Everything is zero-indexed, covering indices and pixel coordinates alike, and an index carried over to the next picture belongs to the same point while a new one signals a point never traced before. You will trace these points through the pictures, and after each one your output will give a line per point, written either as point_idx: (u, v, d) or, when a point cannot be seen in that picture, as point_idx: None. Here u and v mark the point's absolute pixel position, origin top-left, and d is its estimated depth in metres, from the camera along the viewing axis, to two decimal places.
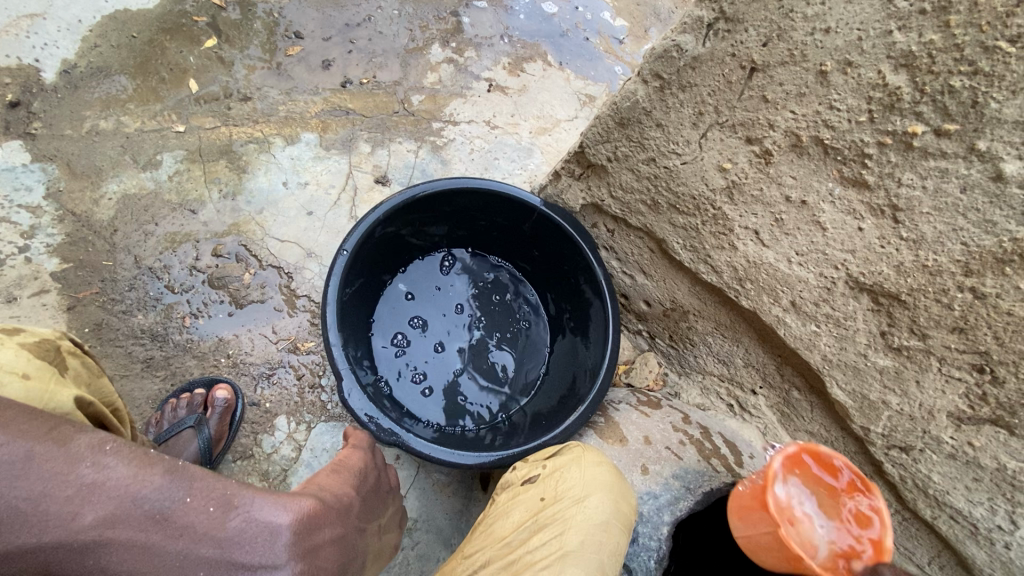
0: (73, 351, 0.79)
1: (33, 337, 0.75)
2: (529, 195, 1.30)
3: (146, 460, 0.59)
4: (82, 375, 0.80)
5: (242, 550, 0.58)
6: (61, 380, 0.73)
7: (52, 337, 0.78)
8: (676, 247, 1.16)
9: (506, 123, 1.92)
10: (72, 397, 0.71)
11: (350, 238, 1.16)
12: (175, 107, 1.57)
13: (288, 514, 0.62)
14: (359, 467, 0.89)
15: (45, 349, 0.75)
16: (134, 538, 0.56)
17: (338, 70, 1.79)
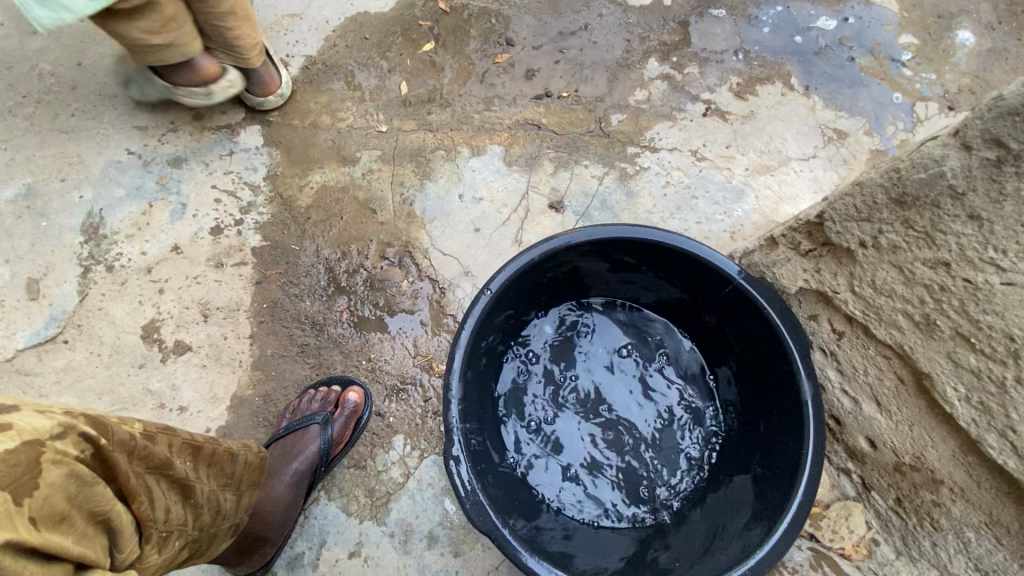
0: (60, 458, 0.54)
1: (1, 446, 0.50)
2: (727, 261, 1.01)
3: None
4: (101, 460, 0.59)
5: None
6: (7, 516, 0.49)
7: (38, 434, 0.53)
8: (948, 392, 0.75)
9: (718, 156, 1.59)
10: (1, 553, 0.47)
11: (498, 277, 1.02)
12: (383, 107, 1.62)
13: None
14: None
15: (8, 467, 0.50)
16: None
17: (541, 82, 1.67)
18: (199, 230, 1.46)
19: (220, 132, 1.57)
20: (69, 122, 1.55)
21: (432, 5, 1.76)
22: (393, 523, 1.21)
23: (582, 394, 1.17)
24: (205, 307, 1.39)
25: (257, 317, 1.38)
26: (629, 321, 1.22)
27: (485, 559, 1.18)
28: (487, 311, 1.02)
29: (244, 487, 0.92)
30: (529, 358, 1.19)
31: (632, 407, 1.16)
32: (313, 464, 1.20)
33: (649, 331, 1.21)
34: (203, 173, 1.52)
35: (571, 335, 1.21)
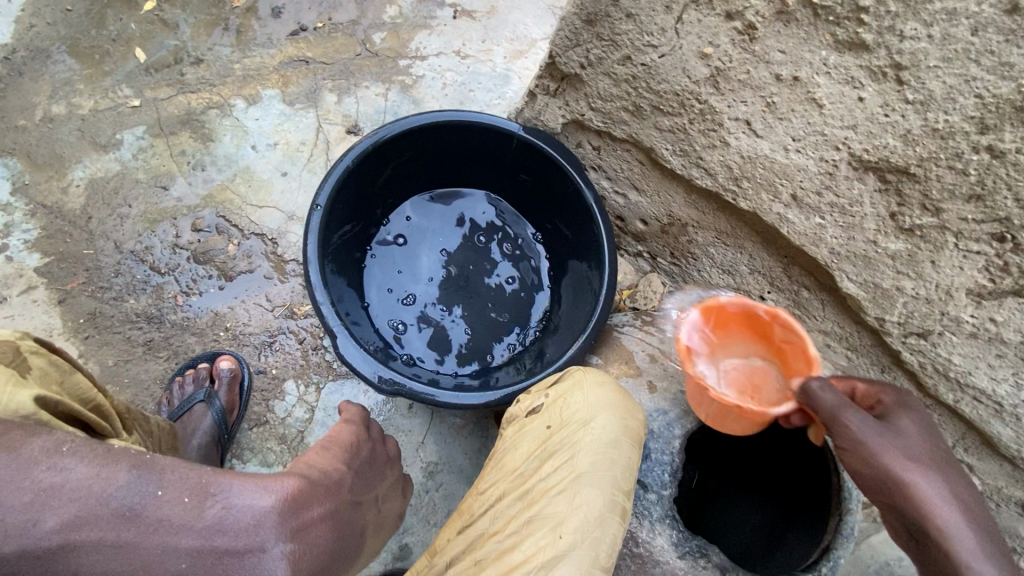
0: (34, 351, 0.69)
1: None
2: (505, 121, 1.21)
3: (109, 460, 0.55)
4: (47, 376, 0.69)
5: (225, 539, 0.56)
6: (22, 380, 0.64)
7: (9, 337, 0.67)
8: (665, 154, 1.08)
9: (478, 51, 1.79)
10: (36, 398, 0.62)
11: (322, 192, 1.11)
12: (126, 80, 1.48)
13: (270, 497, 0.59)
14: (352, 441, 0.81)
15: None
16: (104, 538, 0.53)
17: (291, 18, 1.66)
18: None
19: None
20: None
21: None
22: None
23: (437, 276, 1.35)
24: None
25: (79, 334, 1.26)
26: (453, 205, 1.41)
27: (411, 441, 1.34)
28: (324, 225, 1.11)
29: (167, 447, 1.00)
30: (382, 264, 1.34)
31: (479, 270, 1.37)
32: (214, 437, 1.22)
33: (472, 207, 1.41)
34: None
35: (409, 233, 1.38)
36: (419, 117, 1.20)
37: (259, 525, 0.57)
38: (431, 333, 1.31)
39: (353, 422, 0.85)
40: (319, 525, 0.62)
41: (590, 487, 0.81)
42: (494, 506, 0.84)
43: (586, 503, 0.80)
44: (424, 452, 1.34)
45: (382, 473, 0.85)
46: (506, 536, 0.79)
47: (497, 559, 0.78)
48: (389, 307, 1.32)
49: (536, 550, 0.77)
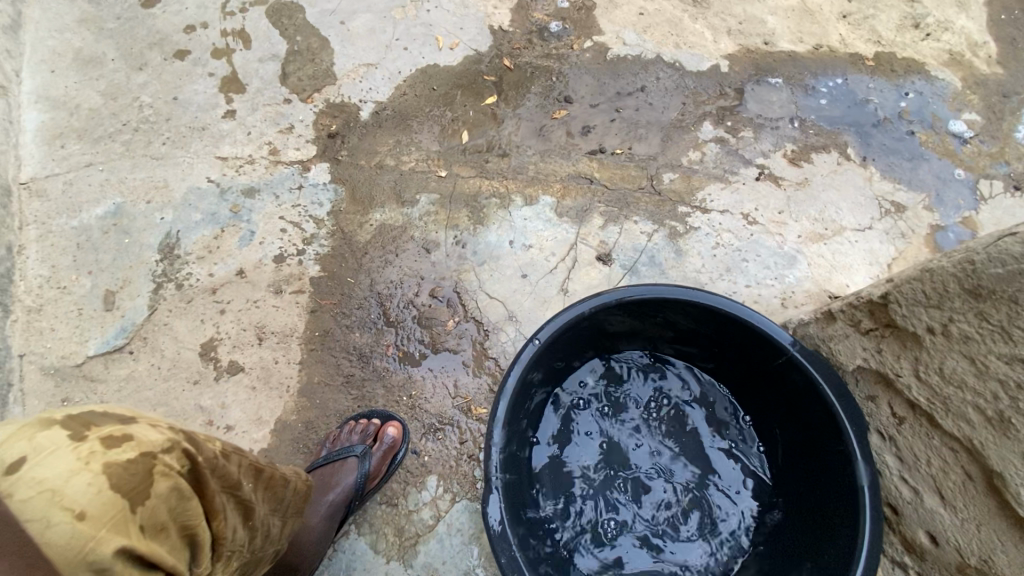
0: (166, 471, 0.68)
1: (124, 454, 0.66)
2: (781, 331, 1.01)
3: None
4: (165, 501, 0.68)
5: None
6: (124, 519, 0.63)
7: (152, 452, 0.68)
8: (1022, 497, 0.71)
9: (770, 222, 1.59)
10: (116, 552, 0.61)
11: (546, 328, 1.03)
12: (444, 153, 1.71)
13: None
14: None
15: (128, 476, 0.65)
16: None
17: (596, 139, 1.73)
18: (263, 257, 1.55)
19: (292, 167, 1.68)
20: (160, 150, 1.69)
21: (497, 61, 1.85)
22: (418, 566, 1.21)
23: (620, 449, 1.16)
24: (260, 330, 1.46)
25: (308, 344, 1.44)
26: (671, 379, 1.21)
27: None
28: (532, 361, 1.02)
29: (290, 513, 0.96)
30: (569, 409, 1.19)
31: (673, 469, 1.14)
32: (347, 497, 1.21)
33: (691, 391, 1.20)
34: (273, 205, 1.62)
35: (613, 385, 1.21)
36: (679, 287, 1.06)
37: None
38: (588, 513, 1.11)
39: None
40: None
41: None
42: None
43: None
44: None
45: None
46: None
47: None
48: (557, 460, 1.15)
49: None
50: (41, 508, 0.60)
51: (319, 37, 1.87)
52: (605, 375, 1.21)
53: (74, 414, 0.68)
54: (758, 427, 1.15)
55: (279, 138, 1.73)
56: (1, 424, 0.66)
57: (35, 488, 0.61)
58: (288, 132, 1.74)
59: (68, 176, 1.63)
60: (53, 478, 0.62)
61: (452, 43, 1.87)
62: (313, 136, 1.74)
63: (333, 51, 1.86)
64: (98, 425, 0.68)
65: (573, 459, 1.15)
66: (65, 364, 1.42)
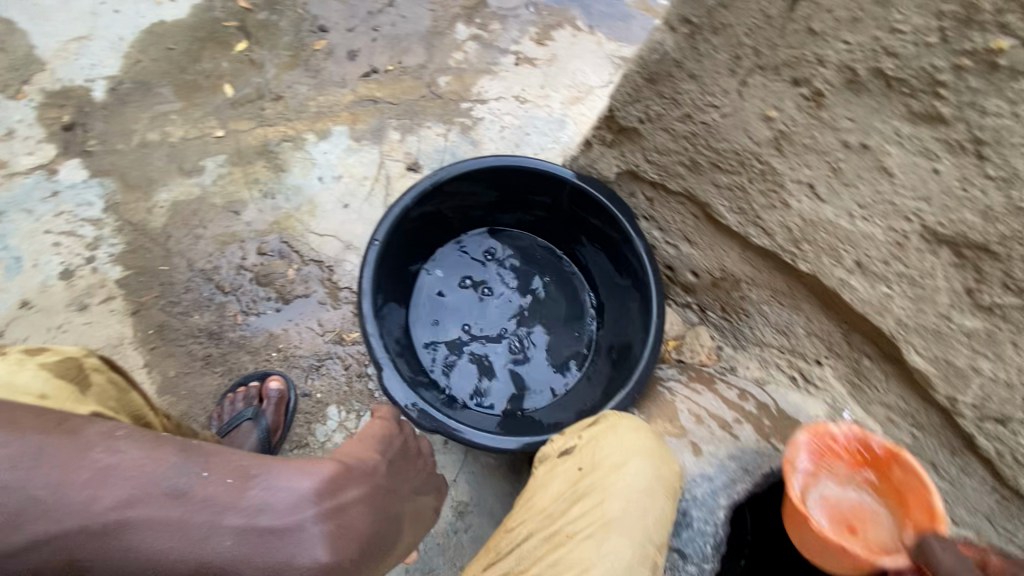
0: None
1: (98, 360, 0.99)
2: (559, 168, 1.25)
3: (155, 444, 0.59)
4: None
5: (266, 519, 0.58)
6: None
7: None
8: (721, 210, 1.07)
9: (537, 97, 1.85)
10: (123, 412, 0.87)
11: (380, 228, 1.16)
12: (213, 113, 1.61)
13: (309, 480, 0.61)
14: (381, 434, 0.84)
15: None
16: (155, 518, 0.55)
17: (365, 61, 1.78)
18: (46, 279, 1.37)
19: (34, 174, 1.46)
20: None
21: (232, 4, 1.74)
22: None
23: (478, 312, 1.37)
24: (81, 353, 1.33)
25: (146, 344, 1.36)
26: (499, 242, 1.43)
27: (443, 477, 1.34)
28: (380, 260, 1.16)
29: None
30: (429, 296, 1.37)
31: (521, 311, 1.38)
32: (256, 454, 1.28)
33: (515, 248, 1.43)
34: (29, 221, 1.41)
35: (454, 268, 1.40)
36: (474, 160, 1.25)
37: (300, 509, 0.59)
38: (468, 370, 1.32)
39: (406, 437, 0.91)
40: (356, 506, 0.64)
41: (619, 536, 0.77)
42: (520, 545, 0.82)
43: (613, 553, 0.76)
44: (455, 490, 1.33)
45: (402, 508, 0.75)
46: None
47: None
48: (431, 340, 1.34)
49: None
50: None
51: None
52: (444, 263, 1.40)
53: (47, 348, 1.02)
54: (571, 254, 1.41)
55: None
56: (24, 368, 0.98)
57: None
58: (8, 137, 1.47)
59: None
60: None
61: None
62: (43, 134, 1.50)
63: (24, 32, 1.57)
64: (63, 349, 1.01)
65: (443, 334, 1.34)
66: None
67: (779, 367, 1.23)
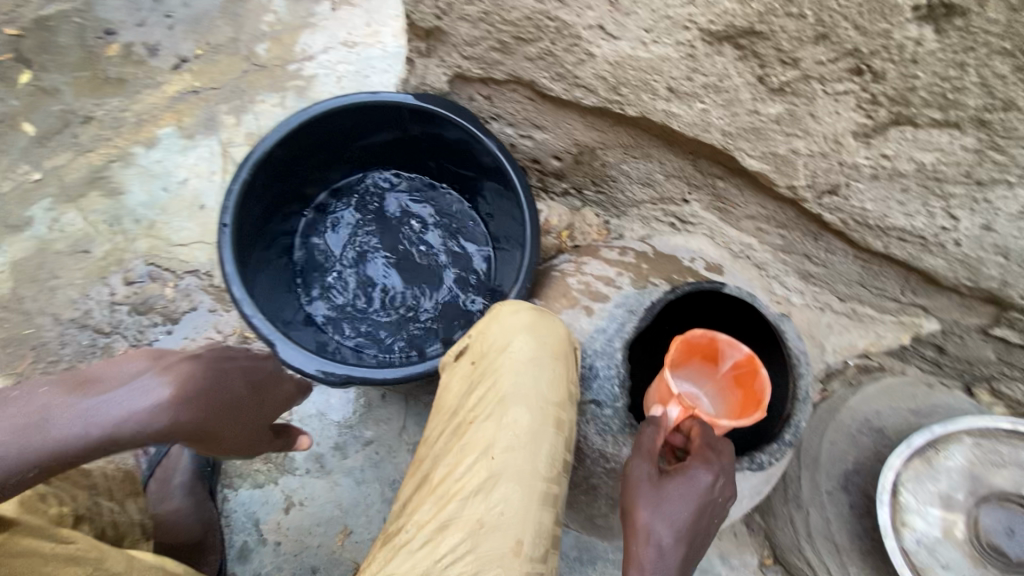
0: None
1: None
2: (387, 93, 1.19)
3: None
4: None
5: (116, 387, 0.67)
6: None
7: None
8: (546, 83, 1.08)
9: (366, 37, 1.73)
10: None
11: (226, 211, 1.11)
12: (21, 156, 1.46)
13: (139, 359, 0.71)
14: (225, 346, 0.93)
15: None
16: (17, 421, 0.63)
17: (170, 52, 1.64)
18: None
19: None
20: None
21: None
22: (301, 463, 1.33)
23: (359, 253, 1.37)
24: None
25: None
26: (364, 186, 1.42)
27: (391, 429, 1.37)
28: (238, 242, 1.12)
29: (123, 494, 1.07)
30: (313, 255, 1.37)
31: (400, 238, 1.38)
32: (196, 471, 1.24)
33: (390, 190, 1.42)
34: None
35: (336, 230, 1.39)
36: (298, 113, 1.18)
37: (137, 370, 0.69)
38: (367, 314, 1.33)
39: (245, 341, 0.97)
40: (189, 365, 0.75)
41: (515, 406, 0.82)
42: (435, 445, 0.86)
43: (513, 423, 0.81)
44: (407, 435, 1.37)
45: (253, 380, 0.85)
46: (445, 467, 0.81)
47: (437, 491, 0.79)
48: (323, 296, 1.34)
49: (470, 474, 0.78)
50: None
51: None
52: (323, 229, 1.39)
53: None
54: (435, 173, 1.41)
55: None
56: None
57: None
58: None
59: None
60: None
61: None
62: None
63: None
64: None
65: (333, 287, 1.34)
66: None
67: (658, 218, 1.30)
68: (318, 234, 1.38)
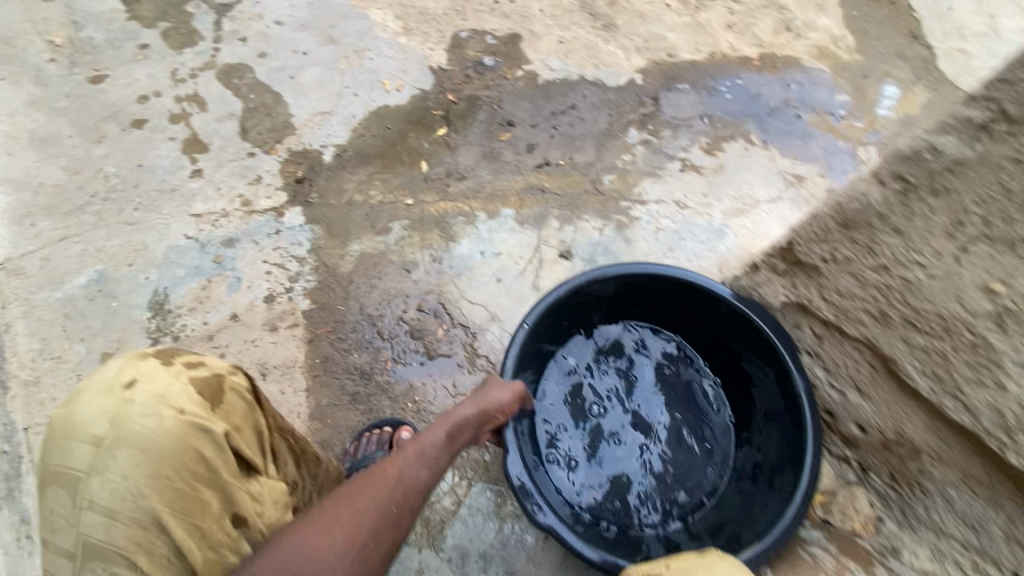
0: (235, 386, 0.91)
1: (204, 371, 0.89)
2: (719, 285, 1.25)
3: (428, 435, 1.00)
4: (233, 409, 0.89)
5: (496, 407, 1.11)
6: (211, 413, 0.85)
7: (222, 374, 0.91)
8: (909, 369, 1.10)
9: (699, 204, 1.88)
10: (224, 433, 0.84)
11: (532, 314, 1.23)
12: (408, 184, 1.90)
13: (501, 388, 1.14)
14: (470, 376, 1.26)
15: (208, 384, 0.88)
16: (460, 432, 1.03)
17: (540, 154, 1.99)
18: (254, 299, 1.64)
19: (267, 214, 1.80)
20: (133, 216, 1.76)
21: (442, 96, 2.08)
22: (449, 548, 1.34)
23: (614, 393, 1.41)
24: (263, 366, 1.56)
25: (312, 371, 1.55)
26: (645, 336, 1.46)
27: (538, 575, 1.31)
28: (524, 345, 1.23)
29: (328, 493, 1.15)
30: (561, 373, 1.42)
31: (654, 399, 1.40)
32: None
33: (654, 351, 1.45)
34: (254, 250, 1.73)
35: (589, 361, 1.44)
36: (631, 264, 1.29)
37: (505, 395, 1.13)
38: (583, 457, 1.35)
39: (492, 381, 1.15)
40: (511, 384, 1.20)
41: None
42: None
43: None
44: None
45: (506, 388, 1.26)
46: None
47: None
48: (566, 409, 1.41)
49: None
50: (155, 404, 0.82)
51: (272, 93, 2.02)
52: (579, 354, 1.44)
53: (163, 350, 0.91)
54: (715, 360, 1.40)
55: (250, 190, 1.85)
56: (105, 363, 0.88)
57: (149, 393, 0.83)
58: (257, 183, 1.86)
59: (43, 251, 1.66)
60: (158, 385, 0.84)
61: (398, 84, 2.08)
62: (282, 183, 1.87)
63: (287, 103, 2.01)
64: (179, 355, 0.91)
65: (574, 408, 1.40)
66: None
67: (959, 565, 1.07)
68: (573, 356, 1.44)
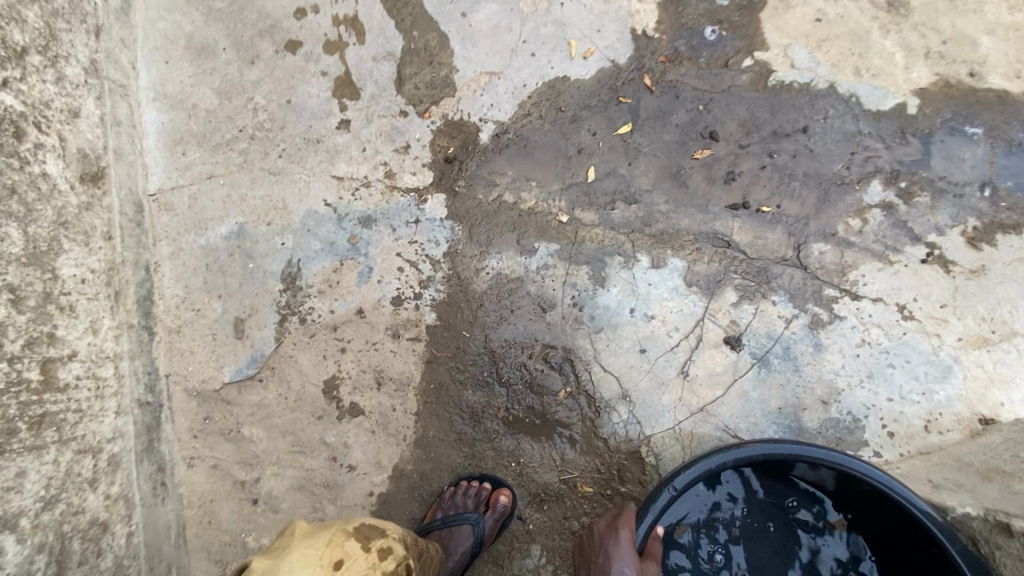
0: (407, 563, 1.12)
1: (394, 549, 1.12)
2: (903, 489, 1.16)
3: None
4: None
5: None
6: None
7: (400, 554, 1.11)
8: None
9: (929, 317, 1.44)
10: None
11: (682, 477, 1.21)
12: (567, 193, 1.60)
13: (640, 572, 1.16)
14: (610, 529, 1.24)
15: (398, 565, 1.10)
16: None
17: (740, 189, 1.56)
18: (382, 297, 1.56)
19: (409, 196, 1.63)
20: (277, 164, 1.65)
21: (637, 77, 1.64)
22: None
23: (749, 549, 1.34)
24: (379, 375, 1.52)
25: (424, 396, 1.50)
26: (794, 500, 1.35)
27: None
28: (667, 502, 1.22)
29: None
30: (697, 529, 1.35)
31: (799, 564, 1.33)
32: (468, 555, 1.37)
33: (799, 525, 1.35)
34: (389, 238, 1.60)
35: (725, 523, 1.35)
36: (801, 442, 1.24)
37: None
38: None
39: (624, 544, 1.19)
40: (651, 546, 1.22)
41: None
42: None
43: None
44: None
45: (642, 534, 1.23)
46: None
47: None
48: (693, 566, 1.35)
49: None
50: None
51: (437, 32, 1.69)
52: (716, 513, 1.35)
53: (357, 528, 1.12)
54: (872, 544, 1.30)
55: (395, 160, 1.65)
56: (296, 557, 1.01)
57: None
58: (404, 153, 1.65)
59: (192, 189, 1.62)
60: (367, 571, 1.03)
61: (586, 50, 1.66)
62: (430, 159, 1.64)
63: (453, 52, 1.68)
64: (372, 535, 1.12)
65: (706, 550, 1.35)
66: (206, 388, 1.53)
67: None
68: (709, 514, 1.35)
